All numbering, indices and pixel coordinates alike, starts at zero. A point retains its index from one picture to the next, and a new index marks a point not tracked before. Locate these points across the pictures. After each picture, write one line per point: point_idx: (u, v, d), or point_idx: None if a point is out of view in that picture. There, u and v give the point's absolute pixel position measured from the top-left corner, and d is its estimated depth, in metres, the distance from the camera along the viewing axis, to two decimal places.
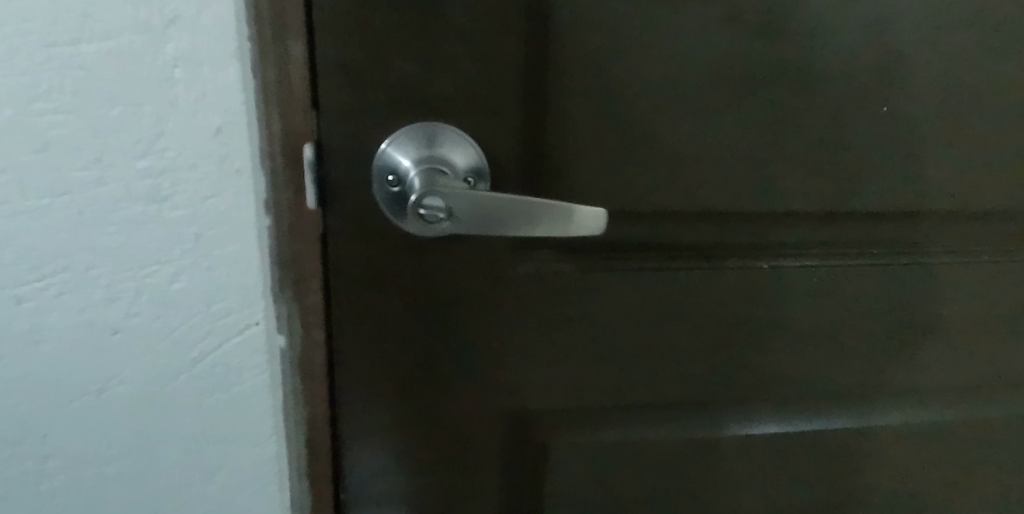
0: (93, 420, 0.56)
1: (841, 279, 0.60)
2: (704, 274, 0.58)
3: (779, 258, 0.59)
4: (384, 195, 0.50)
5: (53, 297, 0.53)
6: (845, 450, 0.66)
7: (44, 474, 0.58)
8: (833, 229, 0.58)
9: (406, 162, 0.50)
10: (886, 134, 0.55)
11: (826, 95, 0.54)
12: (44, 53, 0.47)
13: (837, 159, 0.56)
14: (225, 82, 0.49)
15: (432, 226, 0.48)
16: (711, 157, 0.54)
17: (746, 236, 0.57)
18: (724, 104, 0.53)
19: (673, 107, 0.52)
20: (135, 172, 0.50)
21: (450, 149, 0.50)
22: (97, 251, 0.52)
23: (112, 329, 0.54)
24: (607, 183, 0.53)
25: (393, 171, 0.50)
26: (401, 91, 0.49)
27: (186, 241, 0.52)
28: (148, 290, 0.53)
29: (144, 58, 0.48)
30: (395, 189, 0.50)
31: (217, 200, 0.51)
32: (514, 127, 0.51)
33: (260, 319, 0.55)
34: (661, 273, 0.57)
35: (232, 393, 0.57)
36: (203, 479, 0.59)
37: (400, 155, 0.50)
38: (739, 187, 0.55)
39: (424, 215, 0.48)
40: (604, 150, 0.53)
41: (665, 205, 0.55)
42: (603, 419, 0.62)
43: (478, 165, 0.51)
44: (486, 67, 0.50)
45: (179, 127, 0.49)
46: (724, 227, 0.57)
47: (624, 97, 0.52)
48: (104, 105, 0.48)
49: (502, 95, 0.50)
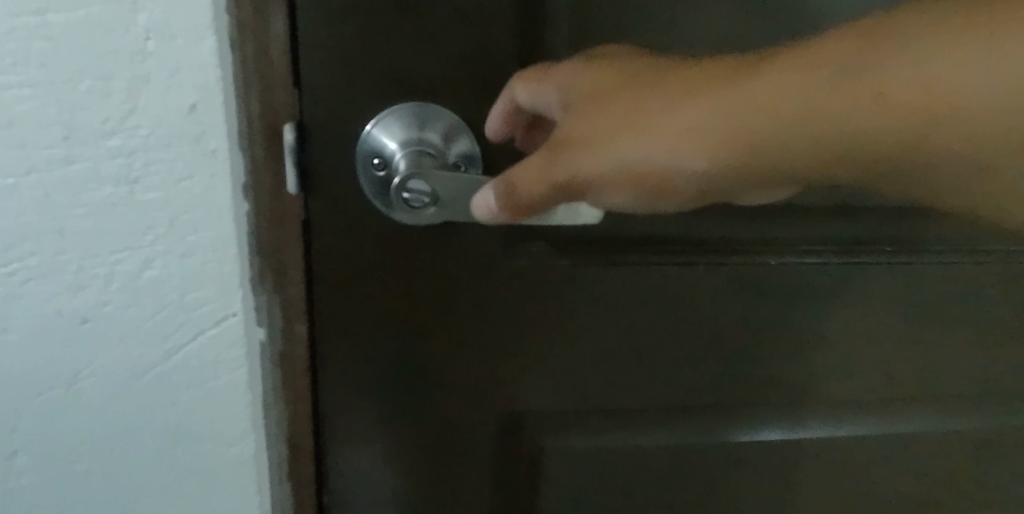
0: (63, 414, 0.54)
1: (847, 277, 0.56)
2: (711, 270, 0.54)
3: (794, 254, 0.55)
4: (369, 178, 0.48)
5: (19, 284, 0.50)
6: (839, 407, 0.62)
7: (12, 470, 0.55)
8: (849, 222, 0.55)
9: (392, 145, 0.47)
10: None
11: None
12: (8, 23, 0.44)
13: None
14: (200, 56, 0.45)
15: (418, 210, 0.46)
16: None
17: (758, 228, 0.54)
18: None
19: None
20: (105, 151, 0.47)
21: (439, 130, 0.48)
22: (66, 235, 0.49)
23: (82, 318, 0.51)
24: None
25: (378, 153, 0.47)
26: (386, 71, 0.47)
27: (158, 226, 0.49)
28: (119, 277, 0.50)
29: (115, 29, 0.44)
30: (380, 173, 0.47)
31: (192, 182, 0.48)
32: None
33: (238, 308, 0.52)
34: (662, 266, 0.54)
35: (208, 388, 0.54)
36: (179, 479, 0.57)
37: (386, 136, 0.47)
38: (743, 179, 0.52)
39: (408, 198, 0.46)
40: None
41: None
42: (596, 422, 0.59)
43: (468, 150, 0.49)
44: (480, 49, 0.47)
45: (152, 104, 0.46)
46: (732, 218, 0.53)
47: None
48: (71, 79, 0.45)
49: (496, 78, 0.48)
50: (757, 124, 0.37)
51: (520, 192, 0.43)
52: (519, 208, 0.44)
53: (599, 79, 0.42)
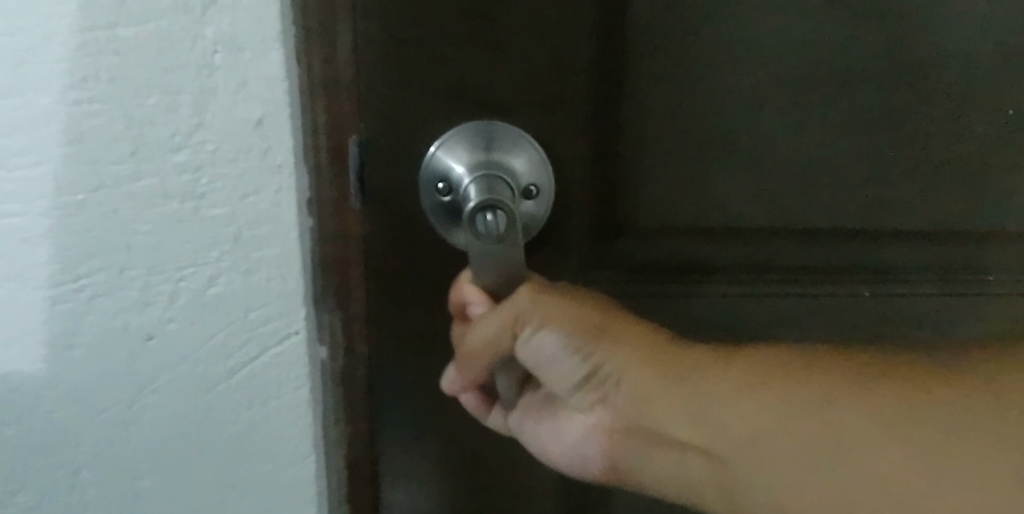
0: (126, 431, 0.53)
1: (899, 309, 0.57)
2: (775, 297, 0.56)
3: (858, 284, 0.57)
4: (434, 203, 0.49)
5: (87, 299, 0.49)
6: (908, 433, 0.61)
7: (76, 487, 0.54)
8: (909, 249, 0.56)
9: (459, 169, 0.48)
10: (942, 143, 0.53)
11: (877, 101, 0.52)
12: (78, 38, 0.44)
13: (888, 166, 0.53)
14: (268, 68, 0.45)
15: (478, 238, 0.44)
16: (769, 159, 0.52)
17: (824, 257, 0.56)
18: (774, 112, 0.51)
19: (735, 111, 0.51)
20: (172, 166, 0.46)
21: (509, 156, 0.49)
22: (134, 250, 0.48)
23: (146, 335, 0.50)
24: (670, 189, 0.52)
25: (443, 178, 0.49)
26: (452, 88, 0.48)
27: (223, 241, 0.48)
28: (184, 293, 0.49)
29: (182, 42, 0.44)
30: (446, 197, 0.49)
31: (258, 197, 0.48)
32: (578, 126, 0.50)
33: (301, 326, 0.51)
34: (729, 291, 0.56)
35: (271, 408, 0.53)
36: (239, 500, 0.56)
37: (450, 159, 0.48)
38: (798, 192, 0.53)
39: (488, 222, 0.43)
40: (669, 154, 0.51)
41: (735, 214, 0.53)
42: None
43: (540, 173, 0.50)
44: (549, 61, 0.49)
45: (220, 117, 0.46)
46: (797, 245, 0.55)
47: (684, 98, 0.50)
48: (140, 92, 0.45)
49: (565, 93, 0.49)
50: (754, 406, 0.42)
51: (471, 336, 0.45)
52: (462, 361, 0.46)
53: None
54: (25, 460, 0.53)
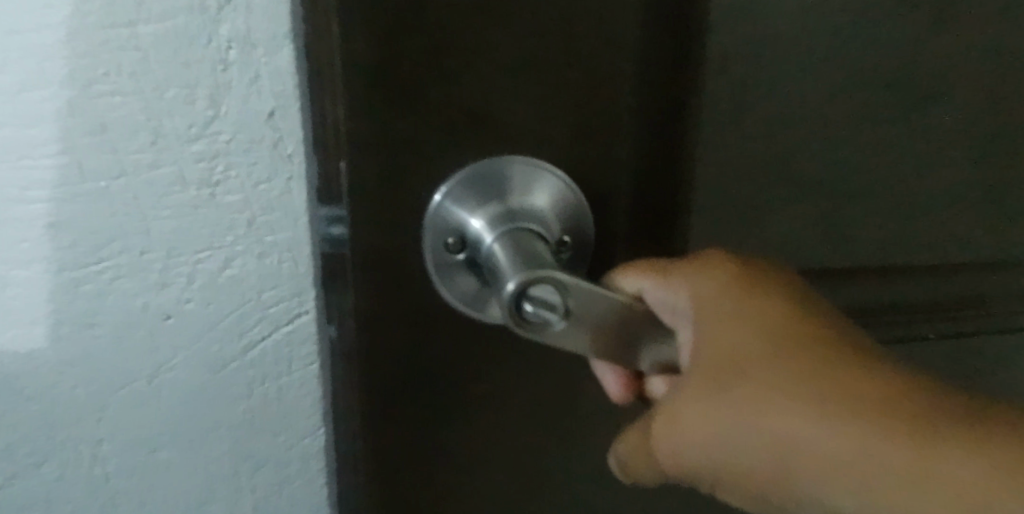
0: (145, 405, 0.56)
1: (944, 337, 0.55)
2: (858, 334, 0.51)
3: (916, 314, 0.53)
4: (445, 261, 0.39)
5: (109, 280, 0.52)
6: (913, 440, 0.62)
7: (97, 460, 0.57)
8: (953, 273, 0.54)
9: (474, 221, 0.38)
10: (965, 126, 0.49)
11: (909, 93, 0.46)
12: (101, 34, 0.46)
13: (917, 163, 0.48)
14: (278, 63, 0.49)
15: (532, 328, 0.35)
16: (811, 167, 0.45)
17: (895, 287, 0.52)
18: (816, 112, 0.44)
19: (776, 115, 0.43)
20: (189, 155, 0.49)
21: (538, 201, 0.38)
22: (152, 234, 0.51)
23: (164, 315, 0.53)
24: (710, 226, 0.44)
25: (456, 231, 0.38)
26: (462, 108, 0.37)
27: (238, 226, 0.52)
28: (200, 276, 0.53)
29: (198, 40, 0.47)
30: (461, 254, 0.39)
31: (269, 185, 0.51)
32: (626, 148, 0.40)
33: (310, 307, 0.56)
34: None
35: (282, 383, 0.57)
36: (252, 469, 0.59)
37: (461, 209, 0.38)
38: (832, 195, 0.47)
39: (526, 312, 0.34)
40: (705, 183, 0.43)
41: (795, 241, 0.47)
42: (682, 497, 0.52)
43: (575, 216, 0.40)
44: (587, 66, 0.38)
45: (233, 110, 0.49)
46: (875, 275, 0.51)
47: (730, 102, 0.42)
48: (159, 86, 0.48)
49: (596, 118, 0.39)
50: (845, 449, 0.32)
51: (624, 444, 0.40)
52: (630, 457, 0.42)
53: (755, 305, 0.35)
54: (47, 435, 0.56)
